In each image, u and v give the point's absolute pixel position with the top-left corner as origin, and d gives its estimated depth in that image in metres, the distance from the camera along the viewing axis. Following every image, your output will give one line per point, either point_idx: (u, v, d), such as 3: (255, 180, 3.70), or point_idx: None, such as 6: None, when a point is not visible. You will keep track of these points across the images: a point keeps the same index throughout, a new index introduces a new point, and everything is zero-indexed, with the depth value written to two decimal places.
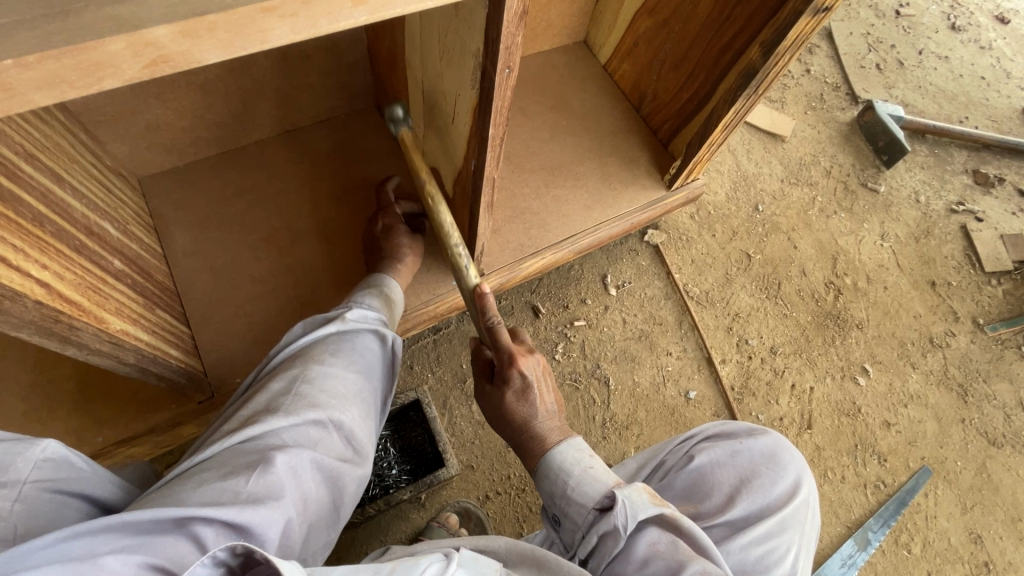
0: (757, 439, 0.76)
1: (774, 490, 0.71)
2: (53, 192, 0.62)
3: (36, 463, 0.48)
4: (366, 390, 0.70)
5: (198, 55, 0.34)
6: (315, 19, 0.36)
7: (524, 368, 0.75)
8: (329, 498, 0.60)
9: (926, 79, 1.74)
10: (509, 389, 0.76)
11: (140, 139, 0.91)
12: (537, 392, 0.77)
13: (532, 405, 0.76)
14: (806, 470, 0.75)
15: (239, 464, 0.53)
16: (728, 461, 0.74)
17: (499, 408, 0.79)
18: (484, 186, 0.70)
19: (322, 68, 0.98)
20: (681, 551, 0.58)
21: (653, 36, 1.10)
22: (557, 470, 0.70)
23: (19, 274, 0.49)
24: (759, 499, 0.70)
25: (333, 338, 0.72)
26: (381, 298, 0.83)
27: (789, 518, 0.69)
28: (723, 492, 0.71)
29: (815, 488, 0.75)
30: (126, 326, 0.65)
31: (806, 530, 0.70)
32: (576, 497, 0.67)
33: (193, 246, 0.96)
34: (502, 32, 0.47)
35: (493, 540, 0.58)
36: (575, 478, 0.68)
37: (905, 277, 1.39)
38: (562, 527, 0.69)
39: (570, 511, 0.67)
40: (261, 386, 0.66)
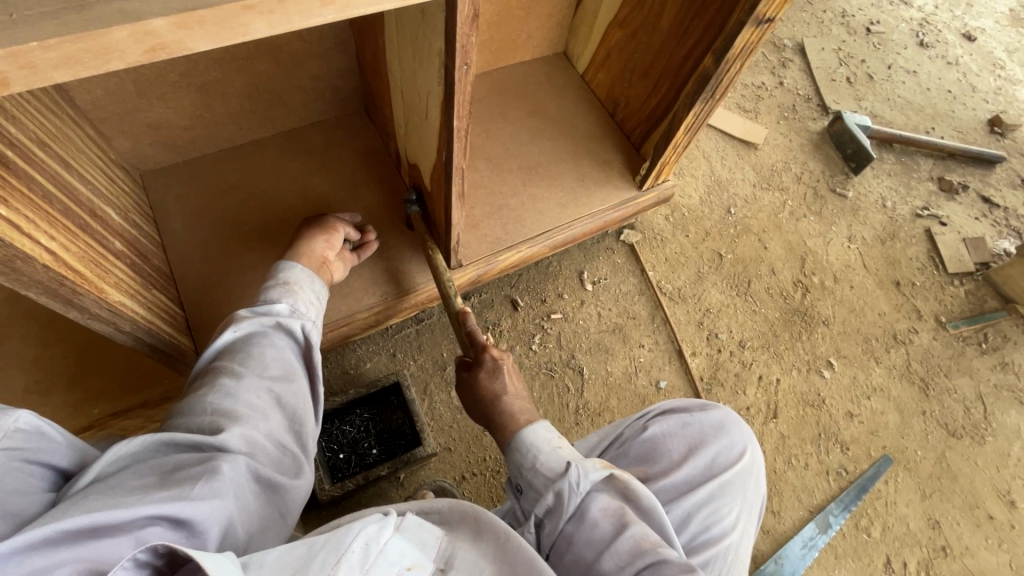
0: (708, 413, 0.83)
1: (719, 457, 0.79)
2: (60, 176, 0.69)
3: (8, 432, 0.52)
4: (302, 392, 0.74)
5: (188, 43, 0.41)
6: (289, 16, 0.43)
7: (496, 353, 0.87)
8: (271, 500, 0.64)
9: (895, 92, 1.82)
10: (482, 371, 0.86)
11: (143, 135, 0.98)
12: (508, 374, 0.86)
13: (502, 381, 0.85)
14: (752, 442, 0.83)
15: (173, 471, 0.56)
16: (679, 432, 0.81)
17: (471, 390, 0.87)
18: (455, 176, 0.76)
19: (314, 73, 1.06)
20: (627, 514, 0.64)
21: (624, 46, 1.18)
22: (527, 446, 0.75)
23: (29, 240, 0.55)
24: (704, 465, 0.78)
25: (258, 343, 0.75)
26: (301, 288, 0.85)
27: (732, 481, 0.77)
28: (673, 458, 0.79)
29: (760, 456, 0.83)
30: (123, 299, 0.72)
31: (748, 493, 0.79)
32: (542, 469, 0.72)
33: (190, 236, 1.03)
34: (457, 32, 0.54)
35: (437, 500, 0.62)
36: (545, 454, 0.73)
37: (870, 277, 1.45)
38: (523, 496, 0.74)
39: (534, 482, 0.72)
40: (188, 396, 0.69)
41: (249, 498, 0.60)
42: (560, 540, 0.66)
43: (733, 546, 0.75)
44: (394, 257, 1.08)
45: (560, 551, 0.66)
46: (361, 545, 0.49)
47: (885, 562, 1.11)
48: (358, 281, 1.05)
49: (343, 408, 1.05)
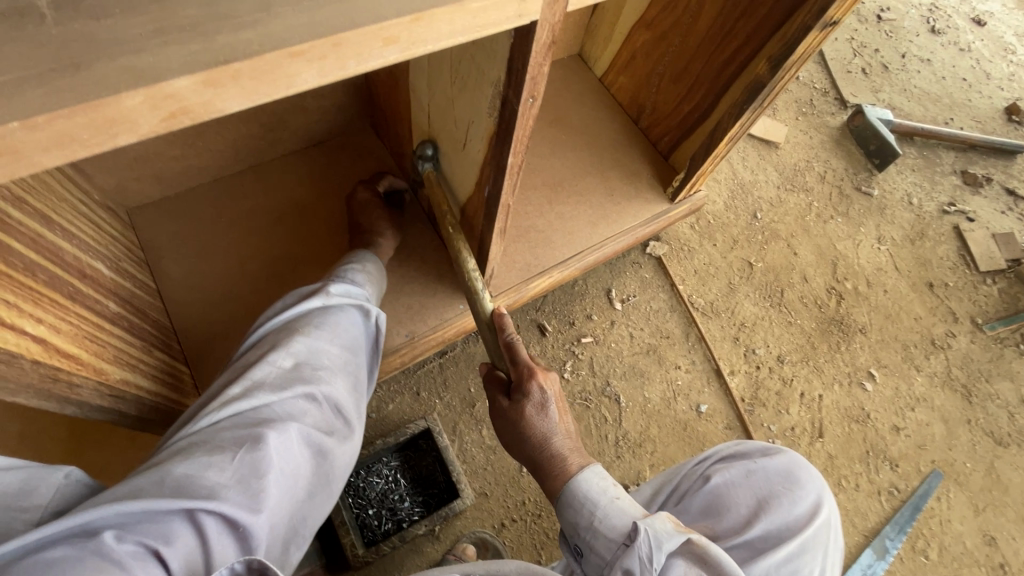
0: (772, 458, 0.76)
1: (793, 510, 0.70)
2: (42, 237, 0.58)
3: (58, 488, 0.51)
4: (354, 362, 0.69)
5: (218, 104, 0.31)
6: (343, 61, 0.33)
7: (545, 382, 0.72)
8: (321, 473, 0.60)
9: (911, 82, 1.77)
10: (528, 404, 0.72)
11: (129, 170, 0.87)
12: (556, 408, 0.73)
13: (551, 421, 0.72)
14: (824, 489, 0.74)
15: (221, 443, 0.53)
16: (744, 482, 0.73)
17: (513, 421, 0.73)
18: (499, 214, 0.67)
19: (317, 91, 0.96)
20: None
21: (652, 49, 1.09)
22: (581, 500, 0.67)
23: (14, 333, 0.45)
24: (778, 522, 0.69)
25: (317, 312, 0.69)
26: (371, 276, 0.80)
27: (811, 539, 0.68)
28: (740, 513, 0.71)
29: (835, 506, 0.74)
30: (125, 375, 0.62)
31: (827, 549, 0.70)
32: (603, 529, 0.64)
33: (189, 278, 0.92)
34: (530, 62, 0.44)
35: (504, 564, 0.58)
36: (603, 509, 0.65)
37: (903, 279, 1.40)
38: (585, 560, 0.66)
39: (596, 546, 0.64)
40: (245, 357, 0.65)
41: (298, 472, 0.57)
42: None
43: None
44: (417, 290, 0.99)
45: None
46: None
47: None
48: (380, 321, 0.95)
49: (371, 459, 0.96)
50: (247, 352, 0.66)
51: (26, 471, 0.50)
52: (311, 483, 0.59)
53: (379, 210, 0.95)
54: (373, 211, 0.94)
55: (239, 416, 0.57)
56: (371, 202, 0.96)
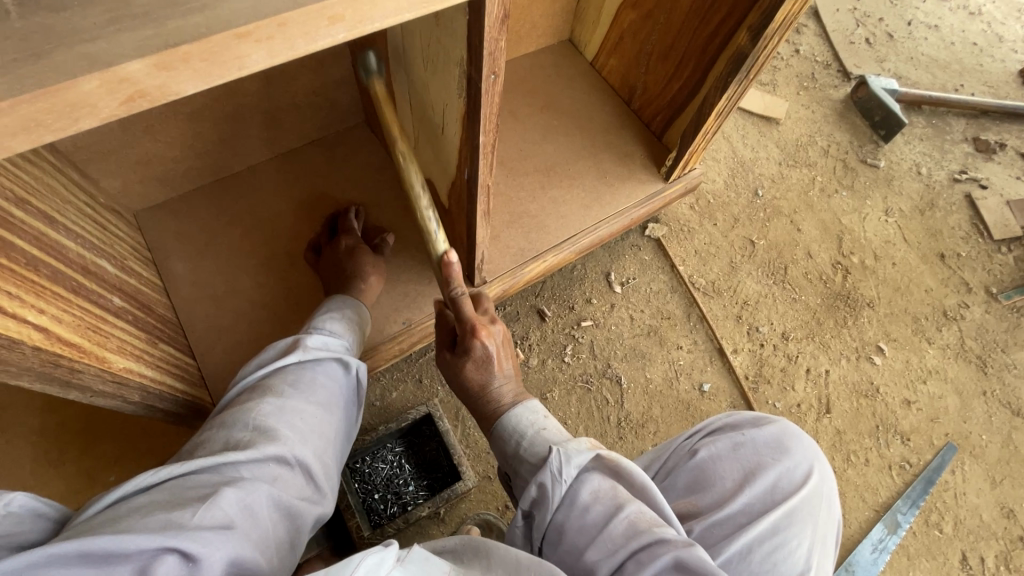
0: (762, 429, 0.80)
1: (779, 481, 0.74)
2: (45, 235, 0.62)
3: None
4: (328, 423, 0.69)
5: (172, 86, 0.33)
6: (292, 41, 0.35)
7: (485, 339, 0.78)
8: (286, 536, 0.58)
9: (918, 49, 1.72)
10: (469, 359, 0.79)
11: (132, 173, 0.90)
12: (497, 358, 0.80)
13: (489, 370, 0.79)
14: (817, 459, 0.78)
15: (190, 493, 0.51)
16: (731, 455, 0.78)
17: (455, 371, 0.82)
18: (480, 195, 0.68)
19: (309, 88, 0.98)
20: (620, 495, 0.60)
21: (639, 29, 1.08)
22: (511, 427, 0.74)
23: (16, 321, 0.48)
24: (763, 491, 0.73)
25: (294, 369, 0.71)
26: (348, 325, 0.83)
27: (798, 509, 0.72)
28: (725, 486, 0.75)
29: (826, 476, 0.78)
30: (129, 364, 0.65)
31: (817, 519, 0.73)
32: (527, 453, 0.71)
33: (194, 275, 0.96)
34: (485, 38, 0.45)
35: (448, 539, 0.54)
36: (529, 436, 0.72)
37: (913, 251, 1.37)
38: (514, 479, 0.73)
39: (522, 470, 0.71)
40: (217, 419, 0.65)
41: (259, 534, 0.53)
42: (551, 530, 0.61)
43: None
44: (413, 279, 1.01)
45: (552, 542, 0.60)
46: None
47: (961, 559, 1.05)
48: (377, 309, 0.98)
49: (375, 445, 0.98)
50: (217, 417, 0.65)
51: None
52: (274, 547, 0.55)
53: (367, 255, 0.95)
54: (362, 258, 0.94)
55: (208, 468, 0.56)
56: (358, 248, 0.95)
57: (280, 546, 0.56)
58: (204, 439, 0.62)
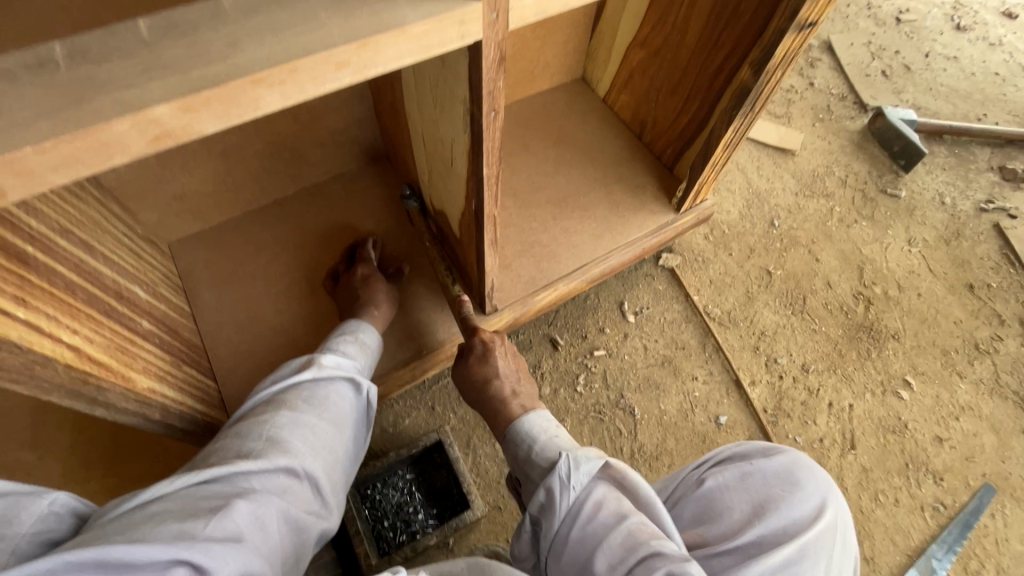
0: (772, 458, 0.78)
1: (792, 513, 0.71)
2: (85, 262, 0.67)
3: (38, 517, 0.50)
4: (337, 440, 0.71)
5: (195, 126, 0.37)
6: (302, 84, 0.39)
7: (486, 337, 0.87)
8: (291, 551, 0.59)
9: (937, 80, 1.72)
10: (472, 357, 0.87)
11: (169, 206, 0.97)
12: (499, 355, 0.87)
13: (493, 364, 0.85)
14: (831, 493, 0.75)
15: (204, 505, 0.53)
16: (738, 485, 0.76)
17: (463, 374, 0.87)
18: (486, 224, 0.71)
19: (333, 126, 1.05)
20: (624, 507, 0.61)
21: (647, 66, 1.12)
22: (520, 431, 0.76)
23: (51, 341, 0.52)
24: (774, 524, 0.70)
25: (306, 385, 0.74)
26: (360, 346, 0.86)
27: (811, 543, 0.68)
28: (733, 516, 0.73)
29: (843, 513, 0.74)
30: (152, 384, 0.69)
31: (832, 552, 0.70)
32: (538, 458, 0.72)
33: (220, 301, 1.01)
34: (483, 79, 0.49)
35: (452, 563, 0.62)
36: (542, 442, 0.73)
37: (939, 282, 1.33)
38: (523, 482, 0.75)
39: (531, 474, 0.72)
40: (230, 430, 0.67)
41: (266, 547, 0.55)
42: (556, 540, 0.62)
43: None
44: (425, 306, 1.04)
45: (558, 552, 0.62)
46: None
47: None
48: (390, 335, 1.01)
49: (386, 471, 0.99)
50: (230, 429, 0.68)
51: (9, 498, 0.49)
52: (279, 561, 0.57)
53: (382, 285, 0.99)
54: (377, 287, 0.97)
55: (221, 478, 0.58)
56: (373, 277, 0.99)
57: (285, 559, 0.58)
58: (217, 449, 0.64)
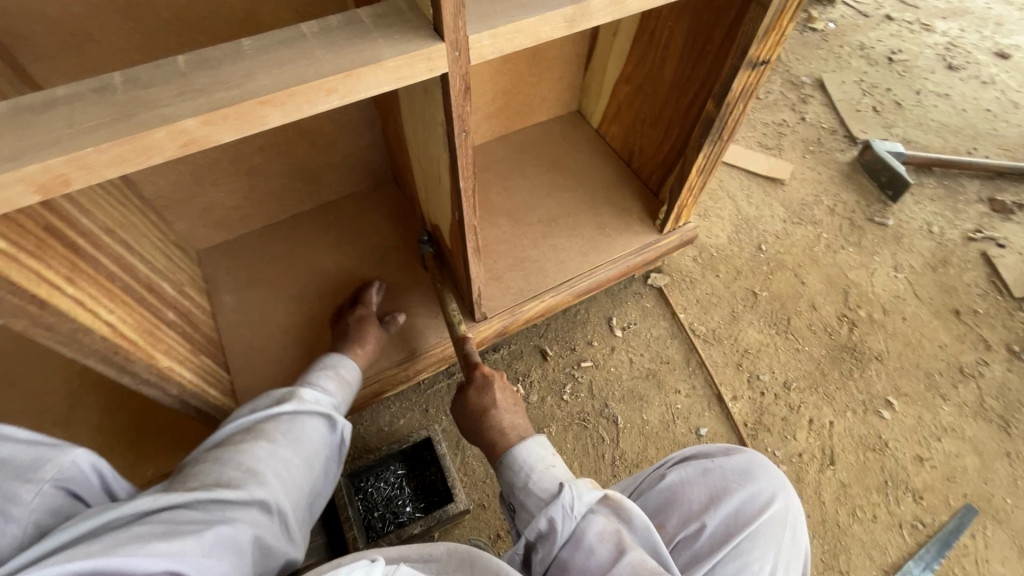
0: (730, 458, 0.85)
1: (746, 507, 0.79)
2: (123, 257, 0.78)
3: (61, 467, 0.54)
4: (309, 472, 0.77)
5: (215, 136, 0.47)
6: (299, 106, 0.49)
7: (486, 370, 0.95)
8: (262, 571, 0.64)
9: (928, 116, 1.78)
10: (472, 389, 0.93)
11: (199, 218, 1.10)
12: (497, 387, 0.93)
13: (492, 394, 0.91)
14: (781, 486, 0.83)
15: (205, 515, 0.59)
16: (699, 480, 0.83)
17: (464, 408, 0.93)
18: (468, 232, 0.80)
19: (346, 150, 1.17)
20: (623, 538, 0.62)
21: (632, 100, 1.23)
22: (518, 463, 0.80)
23: (92, 314, 0.62)
24: (729, 515, 0.78)
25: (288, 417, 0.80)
26: (339, 385, 0.93)
27: (761, 533, 0.77)
28: (693, 508, 0.80)
29: (792, 502, 0.82)
30: (172, 364, 0.78)
31: (782, 543, 0.78)
32: (534, 488, 0.76)
33: (238, 303, 1.12)
34: (453, 105, 0.59)
35: (433, 547, 0.55)
36: (538, 473, 0.78)
37: (925, 307, 1.36)
38: (517, 514, 0.79)
39: (527, 502, 0.76)
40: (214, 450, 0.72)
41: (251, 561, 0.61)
42: (555, 566, 0.64)
43: None
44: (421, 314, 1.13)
45: None
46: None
47: None
48: (388, 339, 1.10)
49: (379, 465, 1.06)
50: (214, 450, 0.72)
51: (38, 448, 0.54)
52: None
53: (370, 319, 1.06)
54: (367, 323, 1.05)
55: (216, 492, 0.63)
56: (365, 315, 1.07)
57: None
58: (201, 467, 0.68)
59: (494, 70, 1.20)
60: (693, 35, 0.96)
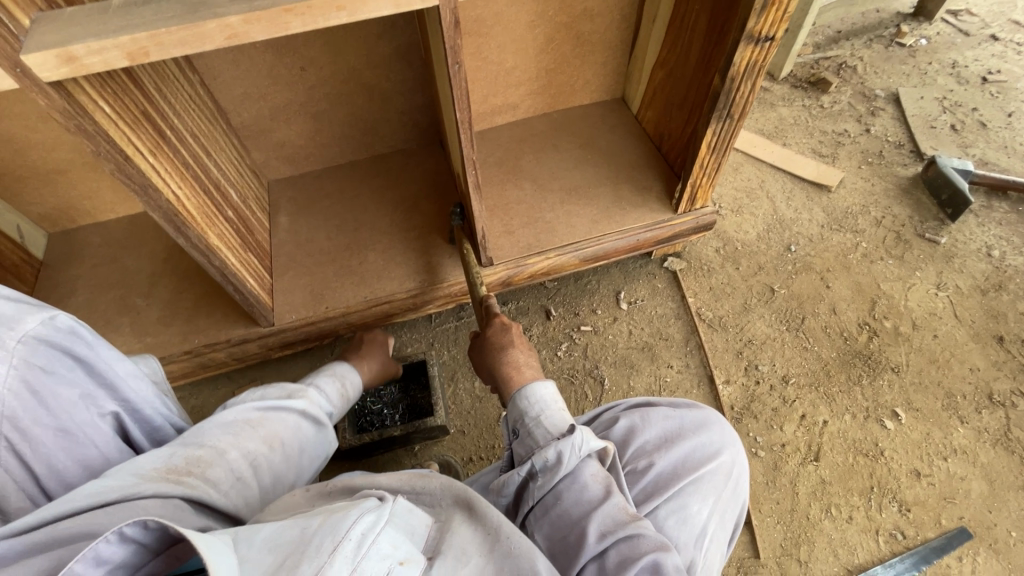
0: (689, 411, 0.84)
1: (696, 454, 0.78)
2: (200, 158, 0.99)
3: (42, 324, 0.56)
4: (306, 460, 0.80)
5: (251, 34, 0.63)
6: (315, 18, 0.64)
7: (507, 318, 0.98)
8: None
9: (1016, 139, 1.64)
10: (491, 331, 0.96)
11: (271, 150, 1.32)
12: (516, 334, 0.95)
13: (511, 335, 0.94)
14: (733, 443, 0.82)
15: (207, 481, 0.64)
16: (656, 423, 0.81)
17: (481, 347, 0.95)
18: (467, 166, 0.92)
19: (398, 108, 1.34)
20: (611, 484, 0.69)
21: (665, 84, 1.29)
22: (534, 399, 0.81)
23: (162, 181, 0.82)
24: (679, 458, 0.77)
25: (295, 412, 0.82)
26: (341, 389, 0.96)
27: (705, 479, 0.76)
28: (647, 448, 0.79)
29: (740, 459, 0.81)
30: (221, 246, 0.98)
31: (721, 494, 0.77)
32: (546, 424, 0.77)
33: (289, 224, 1.32)
34: (445, 37, 0.71)
35: (429, 482, 0.63)
36: (550, 412, 0.79)
37: (963, 328, 1.28)
38: (518, 440, 0.79)
39: (535, 432, 0.77)
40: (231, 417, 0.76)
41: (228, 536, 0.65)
42: (550, 494, 0.70)
43: (702, 547, 0.74)
44: (437, 254, 1.26)
45: (549, 504, 0.69)
46: (356, 532, 0.45)
47: None
48: (405, 271, 1.24)
49: None
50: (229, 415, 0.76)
51: (21, 304, 0.56)
52: None
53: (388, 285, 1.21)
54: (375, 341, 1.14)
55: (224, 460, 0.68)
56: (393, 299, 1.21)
57: None
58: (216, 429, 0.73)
59: (538, 47, 1.31)
60: (715, 17, 1.02)
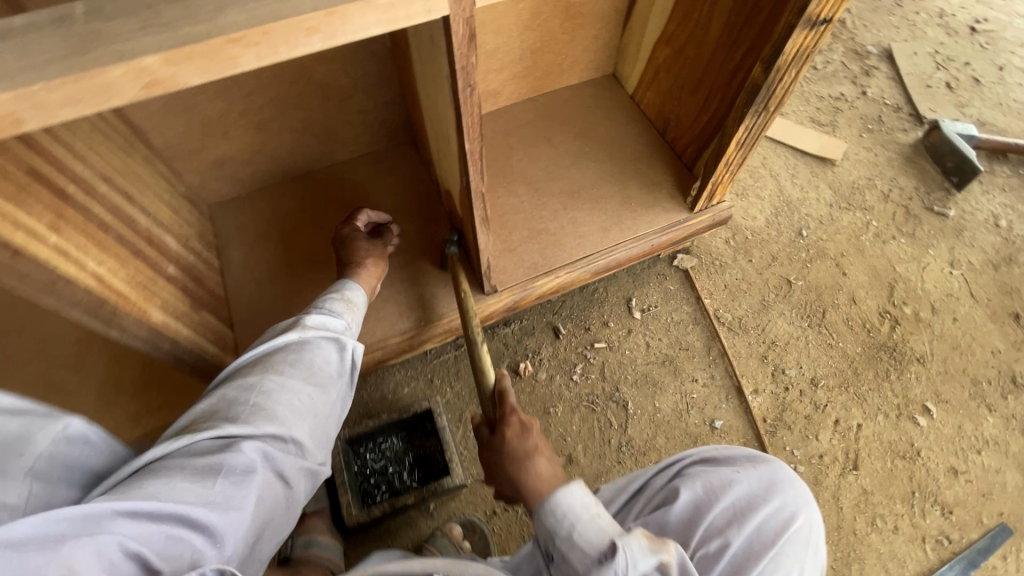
0: (756, 469, 0.75)
1: (772, 526, 0.70)
2: (122, 209, 0.76)
3: (54, 438, 0.54)
4: (325, 400, 0.72)
5: (181, 78, 0.43)
6: (275, 48, 0.44)
7: (524, 412, 0.81)
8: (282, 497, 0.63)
9: (1009, 96, 1.60)
10: (507, 429, 0.80)
11: (208, 170, 1.07)
12: (537, 434, 0.80)
13: (532, 437, 0.78)
14: (808, 502, 0.73)
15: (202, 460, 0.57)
16: (722, 491, 0.72)
17: (496, 453, 0.79)
18: (475, 200, 0.75)
19: (360, 107, 1.11)
20: None
21: (672, 63, 1.12)
22: (562, 512, 0.66)
23: (75, 264, 0.61)
24: (755, 534, 0.69)
25: (292, 348, 0.73)
26: (351, 304, 0.84)
27: (786, 553, 0.68)
28: (718, 525, 0.69)
29: (815, 517, 0.74)
30: (168, 320, 0.78)
31: (803, 565, 0.70)
32: (581, 544, 0.63)
33: (244, 259, 1.10)
34: (455, 54, 0.53)
35: None
36: (583, 524, 0.65)
37: (980, 308, 1.25)
38: (555, 566, 0.66)
39: (570, 557, 0.64)
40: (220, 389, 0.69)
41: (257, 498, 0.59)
42: None
43: None
44: (429, 282, 1.09)
45: None
46: None
47: None
48: (394, 307, 1.06)
49: (377, 432, 1.04)
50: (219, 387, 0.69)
51: (31, 417, 0.54)
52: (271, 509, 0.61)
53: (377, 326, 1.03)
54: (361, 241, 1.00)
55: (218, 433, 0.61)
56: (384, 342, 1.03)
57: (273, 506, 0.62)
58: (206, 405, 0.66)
59: (523, 25, 1.10)
60: None
